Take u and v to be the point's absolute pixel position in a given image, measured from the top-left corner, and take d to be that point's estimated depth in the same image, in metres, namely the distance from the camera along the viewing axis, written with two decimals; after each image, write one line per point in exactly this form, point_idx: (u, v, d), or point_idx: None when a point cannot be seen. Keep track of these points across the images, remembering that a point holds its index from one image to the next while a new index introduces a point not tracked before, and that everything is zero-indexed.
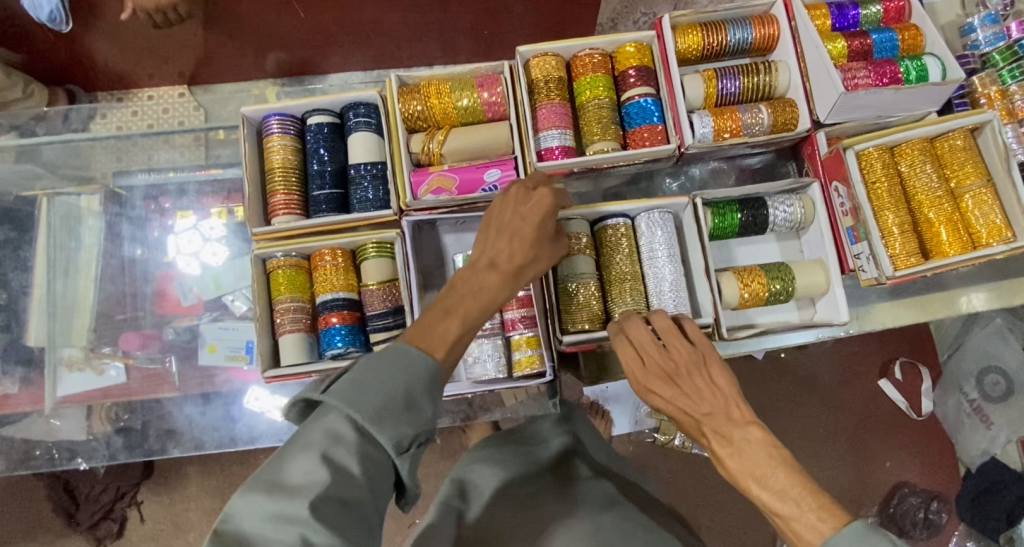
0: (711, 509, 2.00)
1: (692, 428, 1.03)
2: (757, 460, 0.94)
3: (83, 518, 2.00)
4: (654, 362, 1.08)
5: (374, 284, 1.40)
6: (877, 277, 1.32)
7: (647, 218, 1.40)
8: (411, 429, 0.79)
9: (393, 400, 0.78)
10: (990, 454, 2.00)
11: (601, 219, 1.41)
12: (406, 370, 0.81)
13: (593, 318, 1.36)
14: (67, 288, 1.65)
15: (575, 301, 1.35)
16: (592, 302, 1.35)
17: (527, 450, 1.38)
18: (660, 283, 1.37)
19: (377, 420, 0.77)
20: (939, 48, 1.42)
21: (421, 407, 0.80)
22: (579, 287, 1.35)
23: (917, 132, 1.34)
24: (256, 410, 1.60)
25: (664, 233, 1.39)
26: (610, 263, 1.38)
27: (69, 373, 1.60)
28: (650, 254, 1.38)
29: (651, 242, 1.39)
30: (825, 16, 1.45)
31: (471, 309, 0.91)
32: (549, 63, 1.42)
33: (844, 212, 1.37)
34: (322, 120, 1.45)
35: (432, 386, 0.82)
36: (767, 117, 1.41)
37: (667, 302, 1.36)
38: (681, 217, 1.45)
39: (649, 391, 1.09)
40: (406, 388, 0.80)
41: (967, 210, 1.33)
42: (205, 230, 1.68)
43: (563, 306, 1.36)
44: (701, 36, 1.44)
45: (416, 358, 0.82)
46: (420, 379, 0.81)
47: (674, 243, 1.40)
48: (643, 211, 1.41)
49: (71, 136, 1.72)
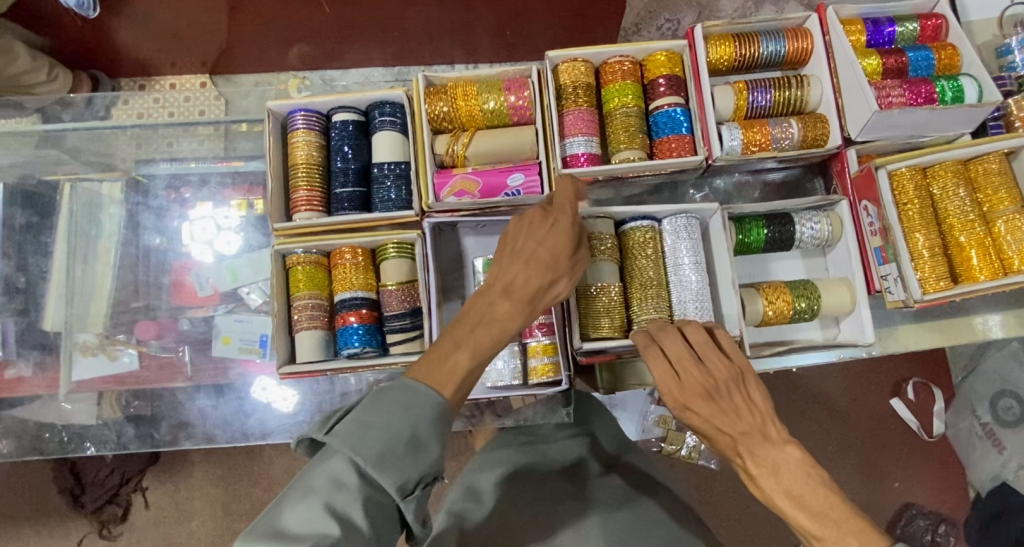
0: (717, 522, 1.99)
1: (726, 447, 1.00)
2: (795, 479, 0.91)
3: (89, 501, 2.00)
4: (691, 379, 1.05)
5: (393, 284, 1.39)
6: (904, 299, 1.30)
7: (672, 222, 1.37)
8: (416, 471, 0.82)
9: (397, 442, 0.81)
10: (1001, 479, 1.99)
11: (624, 221, 1.39)
12: (410, 409, 0.84)
13: (615, 326, 1.33)
14: (85, 274, 1.64)
15: (597, 307, 1.32)
16: (614, 310, 1.33)
17: (537, 451, 1.39)
18: (684, 291, 1.34)
19: (380, 462, 0.80)
20: (975, 69, 1.39)
21: (425, 447, 0.83)
22: (603, 292, 1.32)
23: (951, 154, 1.32)
24: (263, 399, 1.61)
25: (688, 240, 1.37)
26: (634, 268, 1.35)
27: (83, 358, 1.59)
28: (675, 261, 1.36)
29: (675, 248, 1.37)
30: (860, 32, 1.43)
31: (481, 340, 0.93)
32: (579, 69, 1.41)
33: (872, 231, 1.36)
34: (347, 118, 1.44)
35: (438, 424, 0.85)
36: (797, 132, 1.39)
37: (690, 311, 1.33)
38: (707, 224, 1.43)
39: (686, 408, 1.05)
40: (410, 428, 0.83)
41: (1000, 235, 1.31)
42: (221, 220, 1.68)
43: (585, 312, 1.32)
44: (732, 47, 1.42)
45: (425, 394, 0.86)
46: (424, 419, 0.85)
47: (699, 250, 1.38)
48: (669, 214, 1.39)
49: (95, 123, 1.73)
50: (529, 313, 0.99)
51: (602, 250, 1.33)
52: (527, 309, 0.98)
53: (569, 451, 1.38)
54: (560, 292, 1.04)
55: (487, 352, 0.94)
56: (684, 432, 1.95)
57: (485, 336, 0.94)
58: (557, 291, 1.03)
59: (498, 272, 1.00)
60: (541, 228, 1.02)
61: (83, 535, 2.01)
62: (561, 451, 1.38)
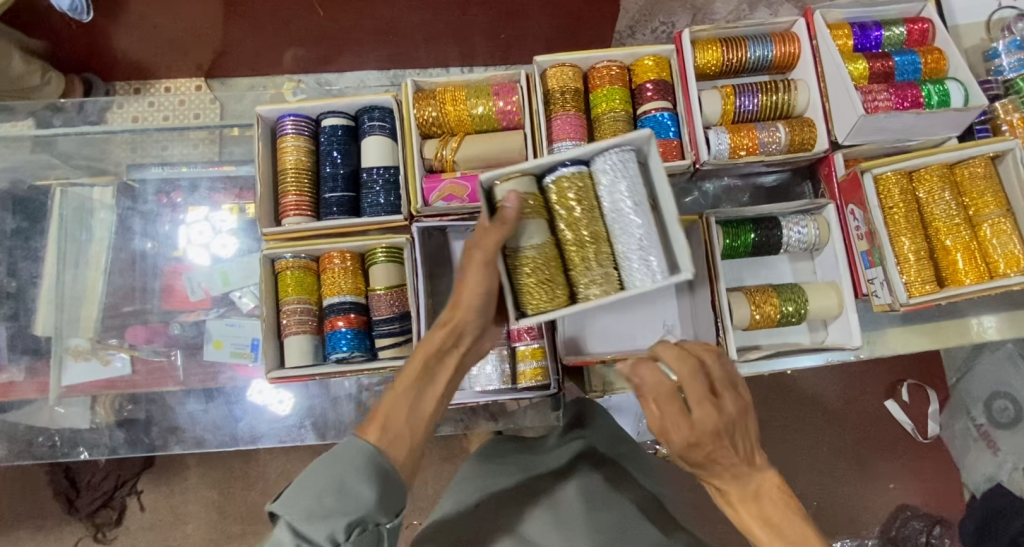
0: (708, 521, 2.01)
1: (715, 473, 0.94)
2: (774, 507, 0.93)
3: (83, 505, 2.00)
4: (703, 414, 0.90)
5: (382, 289, 1.40)
6: (890, 303, 1.30)
7: (606, 160, 1.11)
8: (346, 518, 0.84)
9: (325, 494, 0.86)
10: (995, 481, 2.00)
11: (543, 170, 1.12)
12: (339, 462, 0.89)
13: (556, 300, 1.09)
14: (75, 280, 1.65)
15: (529, 280, 1.08)
16: (549, 284, 1.09)
17: (528, 459, 1.39)
18: (631, 250, 1.09)
19: (310, 517, 0.83)
20: (962, 73, 1.40)
21: (357, 493, 0.87)
22: (533, 262, 1.08)
23: (937, 158, 1.32)
24: (259, 403, 1.61)
25: (625, 181, 1.11)
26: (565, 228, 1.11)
27: (75, 363, 1.60)
28: (618, 206, 1.11)
29: (614, 192, 1.11)
30: (847, 36, 1.43)
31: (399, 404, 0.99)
32: (566, 74, 1.42)
33: (859, 235, 1.36)
34: (336, 123, 1.45)
35: (367, 467, 0.90)
36: (784, 135, 1.40)
37: (640, 273, 1.09)
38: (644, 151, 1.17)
39: (688, 444, 0.90)
40: (340, 477, 0.88)
41: (985, 239, 1.31)
42: (217, 223, 1.68)
43: (517, 287, 1.09)
44: (720, 52, 1.42)
45: (354, 448, 0.91)
46: (353, 469, 0.89)
47: (641, 189, 1.11)
48: (599, 153, 1.13)
49: (86, 128, 1.71)
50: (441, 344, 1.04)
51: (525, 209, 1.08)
52: (439, 338, 1.04)
53: (556, 457, 1.37)
54: (465, 310, 1.05)
55: (401, 396, 1.00)
56: None
57: (400, 382, 1.02)
58: (465, 304, 1.04)
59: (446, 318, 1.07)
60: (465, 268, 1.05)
61: (77, 539, 2.01)
62: (550, 459, 1.37)
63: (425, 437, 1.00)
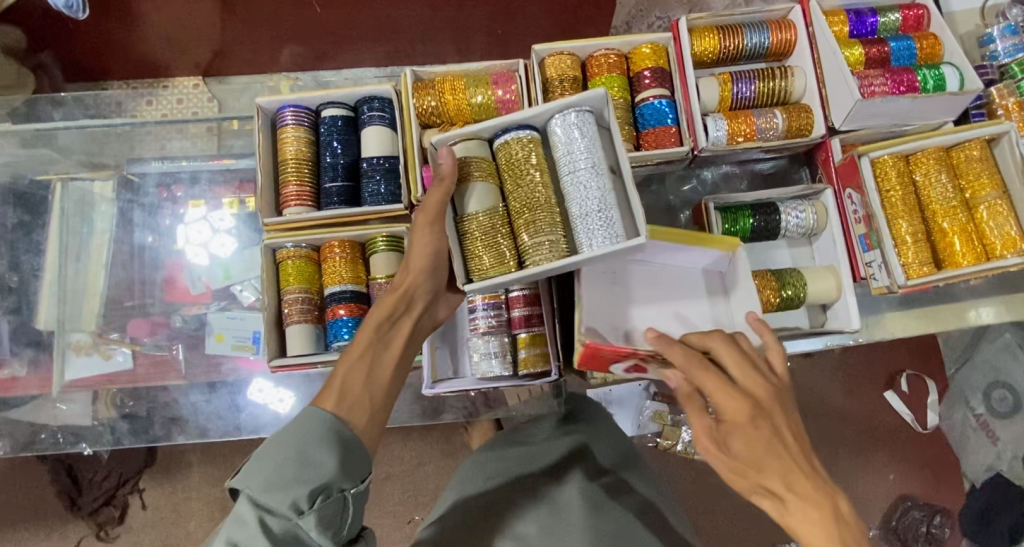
0: (709, 512, 2.01)
1: (781, 481, 0.87)
2: (849, 529, 0.85)
3: (85, 503, 2.00)
4: (750, 389, 0.92)
5: (382, 277, 1.41)
6: (888, 285, 1.31)
7: (559, 122, 1.12)
8: (306, 486, 0.89)
9: (286, 465, 0.91)
10: (995, 470, 2.03)
11: (498, 135, 1.15)
12: (297, 433, 0.94)
13: (501, 263, 1.11)
14: (77, 273, 1.65)
15: (478, 242, 1.12)
16: (496, 244, 1.11)
17: (531, 449, 1.40)
18: (584, 208, 1.08)
19: (269, 488, 0.89)
20: (957, 57, 1.41)
21: (316, 461, 0.92)
22: (480, 224, 1.12)
23: (933, 141, 1.33)
24: (260, 401, 1.62)
25: (579, 139, 1.11)
26: (516, 188, 1.12)
27: (77, 357, 1.60)
28: (568, 167, 1.11)
29: (568, 152, 1.11)
30: (843, 23, 1.44)
31: (356, 373, 1.06)
32: (565, 62, 1.42)
33: (856, 219, 1.37)
34: (336, 114, 1.45)
35: (327, 437, 0.95)
36: (782, 121, 1.40)
37: (593, 230, 1.07)
38: (604, 114, 1.17)
39: (744, 419, 0.90)
40: (298, 447, 0.93)
41: (982, 221, 1.32)
42: (214, 222, 1.68)
43: (465, 248, 1.13)
44: (717, 39, 1.43)
45: (310, 415, 0.97)
46: (312, 439, 0.94)
47: (596, 149, 1.11)
48: (554, 113, 1.13)
49: (87, 121, 1.72)
50: (393, 306, 1.15)
51: (475, 171, 1.12)
52: (393, 303, 1.15)
53: (555, 450, 1.38)
54: (414, 275, 1.17)
55: (358, 360, 1.08)
56: (679, 427, 1.99)
57: (356, 348, 1.10)
58: (415, 270, 1.17)
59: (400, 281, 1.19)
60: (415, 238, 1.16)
61: (81, 536, 2.01)
62: (548, 451, 1.39)
63: (384, 398, 1.06)
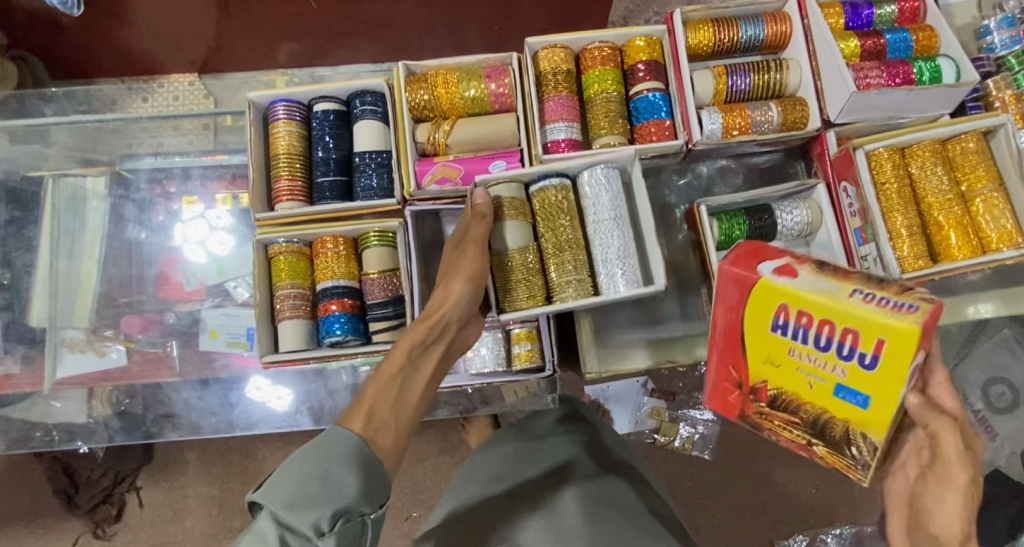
0: (708, 508, 2.00)
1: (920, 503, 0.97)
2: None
3: (82, 501, 2.00)
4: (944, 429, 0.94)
5: (375, 272, 1.40)
6: (884, 279, 1.31)
7: (589, 176, 1.32)
8: (330, 508, 0.89)
9: (308, 483, 0.90)
10: (995, 466, 2.01)
11: (535, 182, 1.33)
12: (324, 453, 0.94)
13: (533, 295, 1.29)
14: (70, 270, 1.64)
15: (515, 275, 1.29)
16: (529, 277, 1.29)
17: (530, 447, 1.41)
18: (607, 251, 1.29)
19: (291, 506, 0.88)
20: (953, 49, 1.40)
21: (340, 482, 0.91)
22: (518, 260, 1.29)
23: (928, 133, 1.32)
24: (257, 399, 1.62)
25: (606, 194, 1.31)
26: (550, 229, 1.30)
27: (71, 354, 1.60)
28: (595, 216, 1.31)
29: (594, 204, 1.31)
30: (838, 15, 1.43)
31: (386, 392, 1.09)
32: (558, 55, 1.40)
33: (852, 212, 1.36)
34: (328, 108, 1.44)
35: (351, 459, 0.95)
36: (777, 115, 1.39)
37: (614, 273, 1.28)
38: (626, 172, 1.38)
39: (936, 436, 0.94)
40: (323, 466, 0.92)
41: (978, 214, 1.31)
42: (213, 220, 1.67)
43: (504, 280, 1.29)
44: (712, 32, 1.42)
45: (342, 436, 0.97)
46: (337, 459, 0.94)
47: (620, 203, 1.31)
48: (583, 168, 1.33)
49: (78, 117, 1.71)
50: (428, 330, 1.21)
51: (511, 211, 1.29)
52: (425, 330, 1.21)
53: (553, 449, 1.39)
54: (450, 302, 1.23)
55: (390, 382, 1.11)
56: (677, 424, 1.99)
57: (388, 368, 1.14)
58: (453, 296, 1.23)
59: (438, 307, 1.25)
60: (460, 264, 1.25)
61: (77, 535, 2.00)
62: (550, 452, 1.38)
63: (413, 420, 1.09)
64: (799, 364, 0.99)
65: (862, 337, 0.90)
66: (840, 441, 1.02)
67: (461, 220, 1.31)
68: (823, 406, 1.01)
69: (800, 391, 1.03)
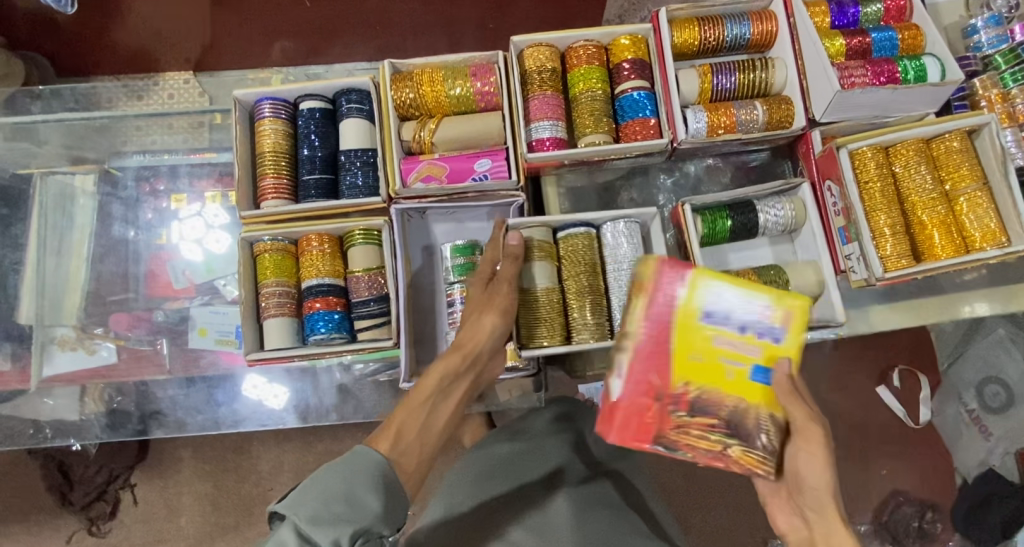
0: (702, 507, 2.00)
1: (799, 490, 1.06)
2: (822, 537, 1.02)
3: (77, 498, 1.99)
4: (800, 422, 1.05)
5: (360, 270, 1.40)
6: (867, 278, 1.31)
7: (612, 228, 1.38)
8: (351, 526, 0.88)
9: (334, 501, 0.89)
10: (988, 466, 2.00)
11: (563, 228, 1.38)
12: (349, 472, 0.93)
13: (552, 335, 1.33)
14: (58, 268, 1.66)
15: (540, 315, 1.33)
16: (551, 316, 1.33)
17: (521, 448, 1.39)
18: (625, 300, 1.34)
19: (316, 521, 0.86)
20: (938, 48, 1.40)
21: (363, 502, 0.91)
22: (543, 299, 1.33)
23: (912, 132, 1.32)
24: (254, 397, 1.63)
25: (627, 245, 1.37)
26: (573, 275, 1.35)
27: (61, 352, 1.60)
28: (616, 267, 1.37)
29: (615, 254, 1.37)
30: (824, 14, 1.43)
31: (413, 418, 1.10)
32: (543, 54, 1.40)
33: (836, 211, 1.36)
34: (314, 106, 1.45)
35: (375, 480, 0.95)
36: (762, 114, 1.39)
37: None
38: (647, 225, 1.43)
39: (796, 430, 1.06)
40: (347, 486, 0.92)
41: (961, 213, 1.31)
42: (209, 218, 1.67)
43: (528, 319, 1.33)
44: (697, 30, 1.42)
45: (369, 458, 0.97)
46: (362, 480, 0.93)
47: (640, 253, 1.38)
48: (608, 220, 1.39)
49: (66, 115, 1.71)
50: (460, 362, 1.22)
51: (539, 252, 1.33)
52: (458, 360, 1.22)
53: (540, 450, 1.38)
54: (480, 337, 1.25)
55: (418, 408, 1.13)
56: None
57: (418, 395, 1.15)
58: (485, 328, 1.25)
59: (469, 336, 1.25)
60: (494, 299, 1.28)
61: (72, 532, 2.01)
62: (541, 455, 1.37)
63: (434, 452, 1.10)
64: (720, 353, 1.08)
65: (772, 313, 1.09)
66: (750, 435, 1.06)
67: (489, 253, 1.34)
68: (739, 398, 1.07)
69: (719, 386, 1.07)
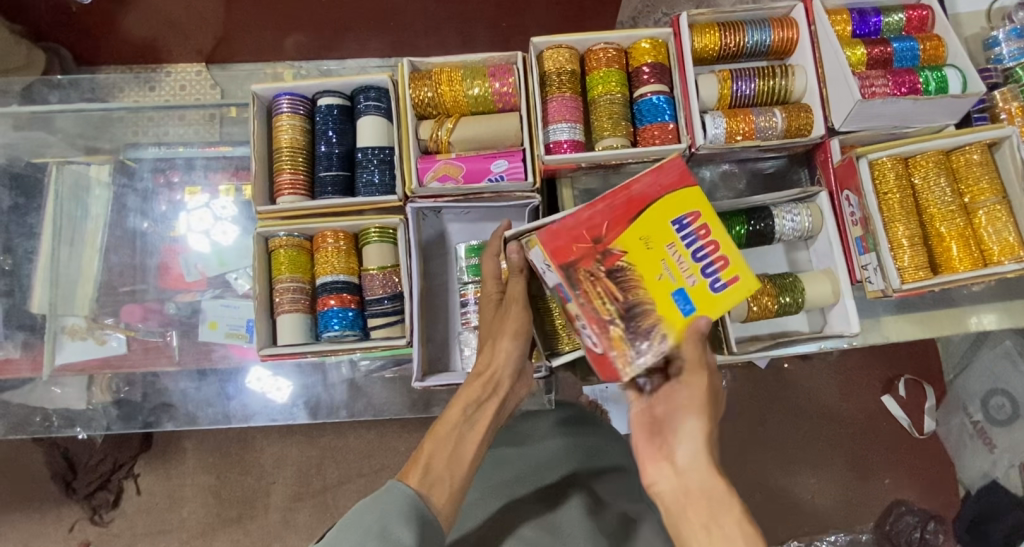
0: None
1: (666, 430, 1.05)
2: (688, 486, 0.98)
3: (80, 487, 2.01)
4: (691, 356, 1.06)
5: (375, 268, 1.41)
6: (884, 288, 1.31)
7: None
8: None
9: (368, 537, 0.90)
10: (991, 478, 1.97)
11: None
12: (383, 509, 0.95)
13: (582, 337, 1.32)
14: (71, 257, 1.65)
15: (557, 321, 1.33)
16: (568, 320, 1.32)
17: (533, 453, 1.39)
18: None
19: None
20: (961, 59, 1.39)
21: (397, 536, 0.92)
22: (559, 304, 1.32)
23: (933, 144, 1.31)
24: (257, 389, 1.63)
25: None
26: None
27: (71, 341, 1.60)
28: None
29: None
30: (845, 22, 1.42)
31: (441, 449, 1.09)
32: (563, 56, 1.40)
33: (854, 221, 1.36)
34: (332, 102, 1.45)
35: (409, 513, 0.96)
36: (781, 121, 1.39)
37: None
38: None
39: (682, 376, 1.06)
40: (382, 522, 0.93)
41: (980, 226, 1.31)
42: (217, 210, 1.67)
43: (549, 329, 1.33)
44: (718, 36, 1.42)
45: (403, 494, 0.98)
46: (394, 515, 0.95)
47: None
48: None
49: (84, 105, 1.72)
50: (481, 387, 1.20)
51: None
52: (480, 388, 1.20)
53: (549, 453, 1.38)
54: (500, 360, 1.24)
55: (445, 438, 1.11)
56: None
57: (444, 425, 1.14)
58: (502, 353, 1.24)
59: (489, 359, 1.24)
60: (505, 321, 1.27)
61: (75, 521, 2.01)
62: (551, 458, 1.38)
63: (465, 480, 1.08)
64: (666, 252, 1.14)
65: (727, 268, 1.14)
66: (641, 332, 1.09)
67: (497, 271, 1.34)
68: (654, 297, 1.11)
69: (646, 274, 1.12)
